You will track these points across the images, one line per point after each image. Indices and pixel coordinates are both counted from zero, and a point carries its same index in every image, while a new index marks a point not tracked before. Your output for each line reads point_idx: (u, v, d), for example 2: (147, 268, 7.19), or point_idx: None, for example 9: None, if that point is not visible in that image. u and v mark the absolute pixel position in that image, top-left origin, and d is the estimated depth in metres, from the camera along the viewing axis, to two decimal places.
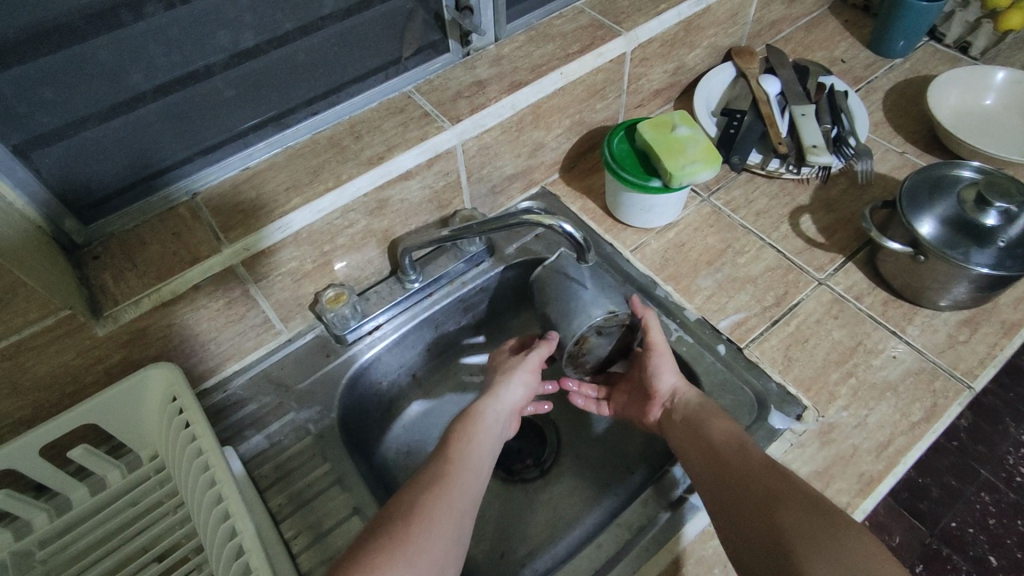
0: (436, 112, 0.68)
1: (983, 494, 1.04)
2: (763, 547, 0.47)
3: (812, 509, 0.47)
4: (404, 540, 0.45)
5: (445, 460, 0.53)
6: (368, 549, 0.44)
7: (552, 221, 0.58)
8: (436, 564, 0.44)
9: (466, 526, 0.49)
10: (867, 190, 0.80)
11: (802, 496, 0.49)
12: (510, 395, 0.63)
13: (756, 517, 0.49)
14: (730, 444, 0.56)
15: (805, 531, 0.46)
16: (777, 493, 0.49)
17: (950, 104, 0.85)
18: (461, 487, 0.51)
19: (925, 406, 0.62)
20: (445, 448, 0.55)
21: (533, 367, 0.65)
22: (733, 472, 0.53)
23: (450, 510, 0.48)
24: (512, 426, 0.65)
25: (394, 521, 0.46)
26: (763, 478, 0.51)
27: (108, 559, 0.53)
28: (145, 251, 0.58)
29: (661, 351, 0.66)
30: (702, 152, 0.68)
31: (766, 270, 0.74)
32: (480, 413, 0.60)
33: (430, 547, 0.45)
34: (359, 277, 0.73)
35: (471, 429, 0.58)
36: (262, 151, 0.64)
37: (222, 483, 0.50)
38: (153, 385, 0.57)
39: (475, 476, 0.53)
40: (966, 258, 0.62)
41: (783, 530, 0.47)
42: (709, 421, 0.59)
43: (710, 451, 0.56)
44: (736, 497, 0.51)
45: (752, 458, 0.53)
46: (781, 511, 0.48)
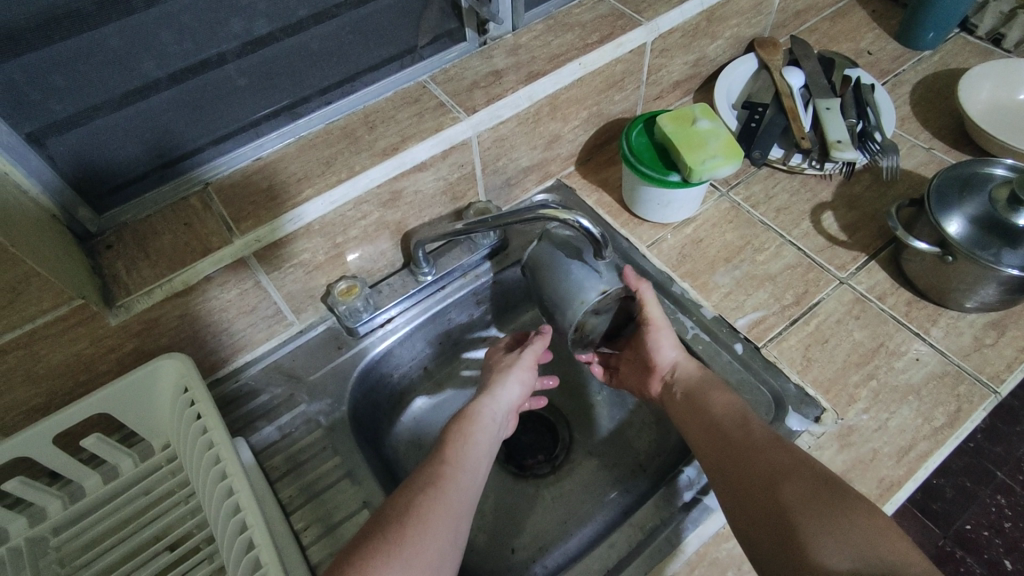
0: (451, 102, 0.67)
1: (998, 497, 1.03)
2: (766, 524, 0.47)
3: (818, 484, 0.47)
4: (400, 540, 0.44)
5: (440, 461, 0.53)
6: (364, 549, 0.43)
7: (569, 216, 0.56)
8: (433, 565, 0.44)
9: (463, 528, 0.48)
10: (892, 187, 0.78)
11: (807, 471, 0.48)
12: (508, 395, 0.62)
13: (759, 493, 0.48)
14: (734, 419, 0.55)
15: (810, 507, 0.45)
16: (782, 469, 0.49)
17: (982, 98, 0.82)
18: (457, 486, 0.50)
19: (948, 410, 0.61)
20: (440, 449, 0.54)
21: (529, 364, 0.65)
22: (738, 448, 0.52)
23: (445, 511, 0.48)
24: (512, 424, 0.64)
25: (391, 519, 0.46)
26: (769, 452, 0.51)
27: (121, 548, 0.53)
28: (157, 241, 0.57)
29: (658, 326, 0.64)
30: (724, 147, 0.66)
31: (786, 268, 0.72)
32: (477, 412, 0.59)
33: (427, 547, 0.45)
34: (371, 269, 0.72)
35: (468, 428, 0.57)
36: (274, 142, 0.64)
37: (232, 476, 0.50)
38: (165, 376, 0.57)
39: (472, 476, 0.52)
40: (997, 258, 0.60)
41: (787, 507, 0.46)
42: (713, 397, 0.58)
43: (715, 429, 0.56)
44: (740, 471, 0.51)
45: (756, 433, 0.53)
46: (786, 486, 0.47)
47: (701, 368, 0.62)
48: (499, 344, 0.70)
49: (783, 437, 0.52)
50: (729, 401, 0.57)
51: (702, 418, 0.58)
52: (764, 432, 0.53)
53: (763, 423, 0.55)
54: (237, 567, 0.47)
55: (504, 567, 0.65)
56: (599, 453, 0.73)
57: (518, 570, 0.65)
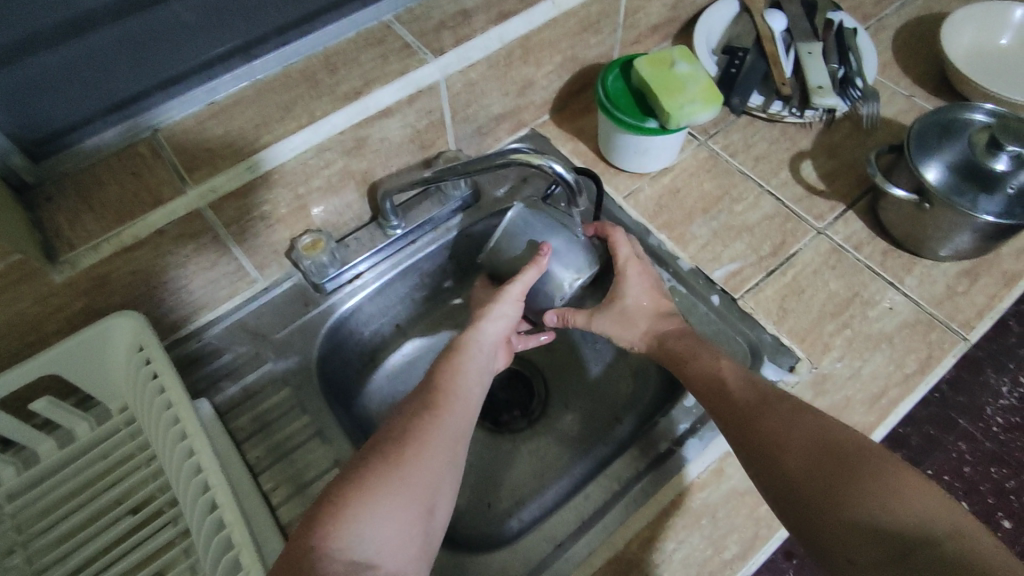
0: (417, 43, 0.63)
1: (961, 443, 1.06)
2: (775, 495, 0.45)
3: (821, 448, 0.44)
4: (396, 461, 0.43)
5: (432, 390, 0.50)
6: (356, 473, 0.42)
7: (541, 161, 0.54)
8: (432, 485, 0.43)
9: (461, 453, 0.47)
10: (872, 134, 0.77)
11: (812, 435, 0.45)
12: (495, 327, 0.59)
13: (761, 461, 0.46)
14: (714, 386, 0.52)
15: (817, 480, 0.43)
16: (780, 433, 0.46)
17: (963, 44, 0.81)
18: (452, 414, 0.48)
19: (919, 357, 0.61)
20: (431, 379, 0.52)
21: (516, 296, 0.61)
22: (739, 413, 0.49)
23: (440, 435, 0.46)
24: (501, 357, 0.61)
25: (381, 444, 0.45)
26: (768, 417, 0.48)
27: (80, 513, 0.51)
28: (103, 192, 0.53)
29: (603, 331, 0.64)
30: (702, 91, 0.64)
31: (764, 218, 0.71)
32: (465, 343, 0.56)
33: (426, 468, 0.43)
34: (337, 223, 0.69)
35: (458, 359, 0.54)
36: (228, 85, 0.58)
37: (193, 436, 0.49)
38: (119, 335, 0.54)
39: (465, 412, 0.50)
40: (972, 205, 0.59)
41: (794, 479, 0.44)
42: (701, 355, 0.56)
43: (711, 393, 0.52)
44: (740, 439, 0.49)
45: (740, 397, 0.50)
46: (792, 458, 0.45)
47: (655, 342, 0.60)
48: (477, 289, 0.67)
49: (767, 394, 0.50)
50: (717, 364, 0.54)
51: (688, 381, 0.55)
52: (746, 386, 0.51)
53: (740, 373, 0.53)
54: (201, 529, 0.46)
55: (481, 522, 0.65)
56: (575, 406, 0.73)
57: (495, 524, 0.65)
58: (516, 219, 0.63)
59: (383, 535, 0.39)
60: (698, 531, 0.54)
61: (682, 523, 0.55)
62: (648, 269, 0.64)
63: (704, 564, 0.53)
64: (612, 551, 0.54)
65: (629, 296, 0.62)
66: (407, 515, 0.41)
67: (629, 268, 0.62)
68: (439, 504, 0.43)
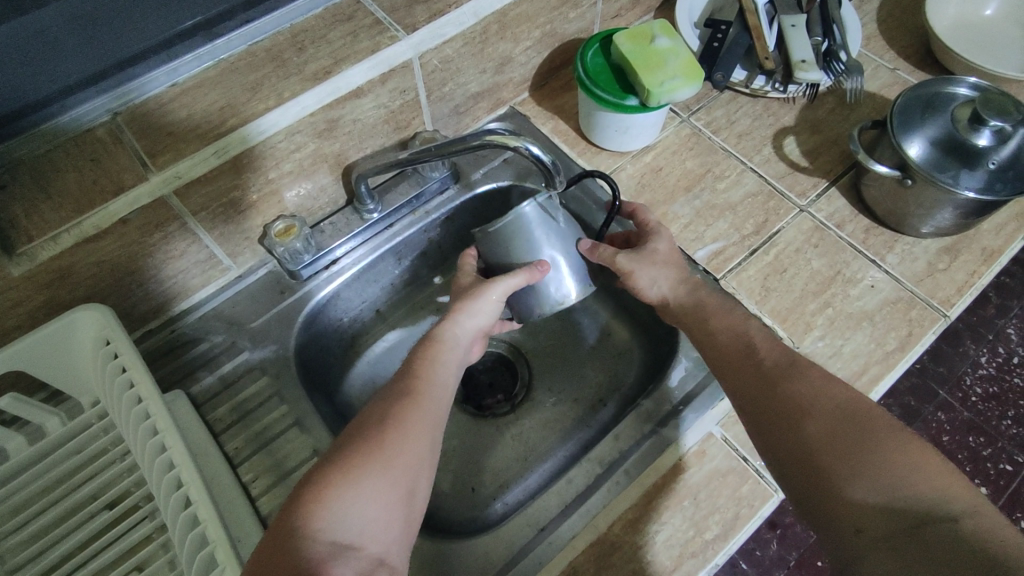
0: (389, 19, 0.60)
1: (938, 413, 1.16)
2: (785, 462, 0.45)
3: (844, 420, 0.44)
4: (380, 445, 0.42)
5: (412, 374, 0.49)
6: (341, 454, 0.41)
7: (517, 143, 0.52)
8: (413, 468, 0.42)
9: (439, 437, 0.46)
10: (856, 109, 0.76)
11: (832, 404, 0.45)
12: (474, 321, 0.55)
13: (777, 428, 0.46)
14: (739, 350, 0.52)
15: (836, 449, 0.42)
16: (806, 401, 0.46)
17: (948, 15, 0.79)
18: (433, 398, 0.47)
19: (900, 335, 0.61)
20: (409, 365, 0.50)
21: (499, 294, 0.55)
22: (758, 377, 0.49)
23: (426, 417, 0.45)
24: (474, 349, 0.58)
25: (369, 426, 0.43)
26: (789, 382, 0.47)
27: (51, 511, 0.49)
28: (61, 179, 0.50)
29: (632, 272, 0.59)
30: (683, 67, 0.62)
31: (747, 196, 0.70)
32: (441, 335, 0.53)
33: (406, 450, 0.42)
34: (311, 208, 0.67)
35: (435, 350, 0.52)
36: (190, 65, 0.54)
37: (165, 432, 0.48)
38: (84, 329, 0.53)
39: (445, 396, 0.49)
40: (954, 181, 0.59)
41: (811, 447, 0.44)
42: (733, 320, 0.55)
43: (729, 358, 0.52)
44: (758, 404, 0.48)
45: (767, 360, 0.50)
46: (811, 425, 0.44)
47: (690, 288, 0.58)
48: (463, 270, 0.60)
49: (797, 360, 0.49)
50: (739, 329, 0.54)
51: (706, 346, 0.55)
52: (774, 351, 0.51)
53: (766, 338, 0.52)
54: (175, 526, 0.45)
55: (466, 506, 0.65)
56: (559, 389, 0.72)
57: (480, 508, 0.65)
58: (530, 216, 0.56)
59: (366, 519, 0.38)
60: (680, 512, 0.55)
61: (665, 504, 0.55)
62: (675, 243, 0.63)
63: (686, 544, 0.53)
64: (594, 534, 0.54)
65: (663, 246, 0.60)
66: (388, 498, 0.40)
67: (663, 229, 0.62)
68: (419, 489, 0.42)
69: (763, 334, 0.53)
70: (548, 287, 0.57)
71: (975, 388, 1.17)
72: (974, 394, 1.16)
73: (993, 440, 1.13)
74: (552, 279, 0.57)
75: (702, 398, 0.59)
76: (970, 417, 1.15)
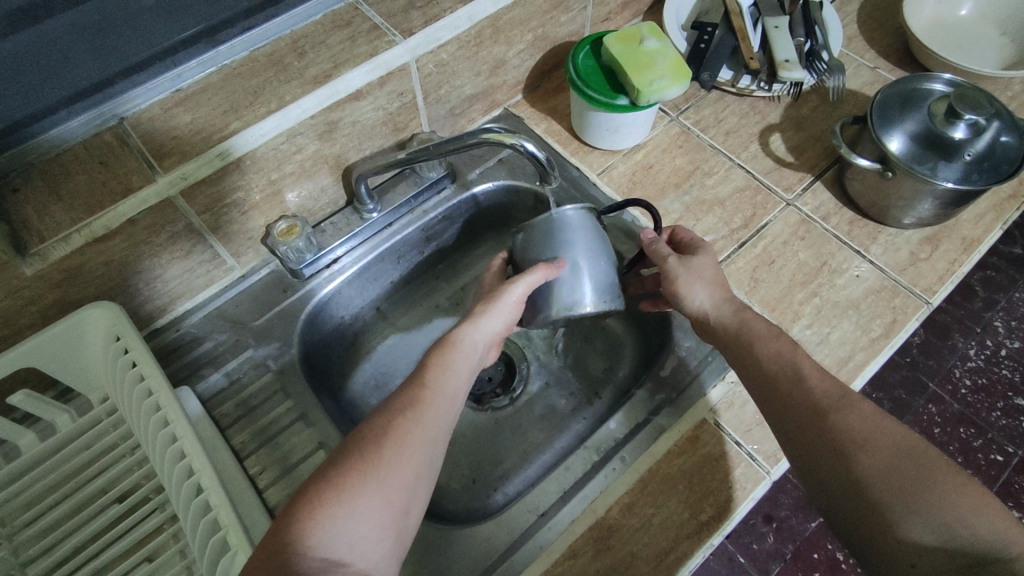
0: (386, 25, 0.62)
1: (929, 406, 1.19)
2: (835, 490, 0.45)
3: (904, 457, 0.43)
4: (374, 463, 0.42)
5: (420, 384, 0.48)
6: (337, 469, 0.42)
7: (514, 140, 0.54)
8: (408, 488, 0.43)
9: (439, 451, 0.46)
10: (838, 107, 0.78)
11: (888, 439, 0.44)
12: (492, 325, 0.55)
13: (828, 458, 0.45)
14: (789, 374, 0.50)
15: (893, 487, 0.42)
16: (859, 433, 0.45)
17: (925, 16, 0.82)
18: (435, 412, 0.47)
19: (884, 322, 0.64)
20: (419, 371, 0.50)
21: (517, 298, 0.56)
22: (804, 404, 0.48)
23: (423, 439, 0.45)
24: (489, 354, 0.58)
25: (365, 441, 0.44)
26: (839, 411, 0.46)
27: (63, 505, 0.50)
28: (72, 182, 0.51)
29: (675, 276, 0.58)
30: (671, 66, 0.65)
31: (735, 192, 0.72)
32: (457, 339, 0.52)
33: (402, 467, 0.43)
34: (312, 208, 0.69)
35: (448, 355, 0.51)
36: (194, 71, 0.57)
37: (176, 423, 0.49)
38: (94, 326, 0.54)
39: (450, 405, 0.49)
40: (932, 173, 0.61)
41: (864, 483, 0.43)
42: (783, 345, 0.52)
43: (770, 381, 0.51)
44: (807, 434, 0.47)
45: (815, 388, 0.48)
46: (863, 459, 0.44)
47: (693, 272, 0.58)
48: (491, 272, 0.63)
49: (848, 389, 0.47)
50: (783, 351, 0.51)
51: (752, 371, 0.52)
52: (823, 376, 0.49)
53: (816, 364, 0.50)
54: (187, 512, 0.47)
55: (467, 497, 0.66)
56: (557, 382, 0.74)
57: (480, 499, 0.66)
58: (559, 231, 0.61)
59: (357, 535, 0.40)
60: (675, 496, 0.56)
61: (660, 489, 0.57)
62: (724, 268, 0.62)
63: (682, 526, 0.55)
64: (593, 519, 0.55)
65: (711, 264, 0.59)
66: (380, 515, 0.41)
67: (712, 250, 0.61)
68: (414, 506, 0.44)
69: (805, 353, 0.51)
70: (560, 290, 0.57)
71: (964, 381, 1.20)
72: (963, 386, 1.19)
73: (983, 431, 1.16)
74: (566, 282, 0.57)
75: (696, 385, 0.62)
76: (961, 408, 1.18)
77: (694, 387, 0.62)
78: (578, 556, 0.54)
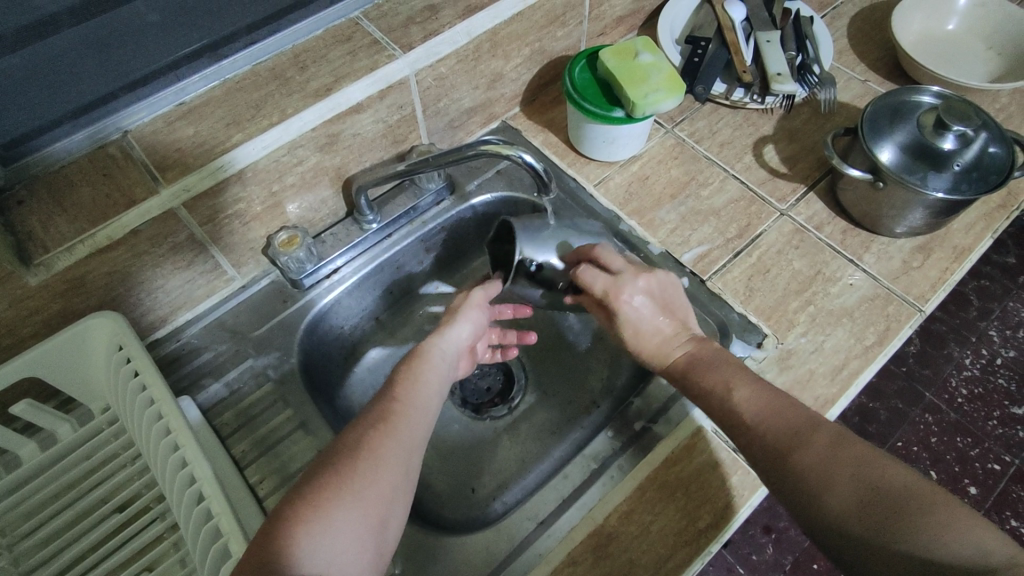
0: (386, 39, 0.63)
1: (925, 415, 1.20)
2: (811, 526, 0.45)
3: (865, 481, 0.43)
4: (350, 475, 0.43)
5: (389, 399, 0.49)
6: (312, 484, 0.42)
7: (512, 151, 0.55)
8: (385, 498, 0.43)
9: (414, 463, 0.47)
10: (830, 119, 0.80)
11: (850, 467, 0.44)
12: (458, 332, 0.57)
13: (799, 500, 0.46)
14: (741, 421, 0.51)
15: (866, 516, 0.42)
16: (819, 466, 0.45)
17: (914, 30, 0.84)
18: (408, 424, 0.48)
19: (878, 329, 0.64)
20: (388, 387, 0.51)
21: (480, 301, 0.59)
22: (762, 447, 0.49)
23: (398, 449, 0.45)
24: (461, 366, 0.59)
25: (339, 457, 0.44)
26: (794, 449, 0.47)
27: (64, 514, 0.51)
28: (76, 193, 0.52)
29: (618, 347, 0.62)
30: (665, 80, 0.66)
31: (729, 202, 0.73)
32: (425, 351, 0.54)
33: (378, 480, 0.43)
34: (313, 219, 0.70)
35: (416, 368, 0.52)
36: (197, 85, 0.58)
37: (177, 431, 0.50)
38: (97, 336, 0.55)
39: (424, 416, 0.50)
40: (923, 182, 0.63)
41: (837, 518, 0.43)
42: (734, 388, 0.52)
43: (730, 429, 0.52)
44: (771, 473, 0.48)
45: (768, 432, 0.49)
46: (829, 496, 0.44)
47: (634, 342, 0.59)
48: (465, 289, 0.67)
49: (800, 425, 0.48)
50: (743, 392, 0.52)
51: (718, 414, 0.53)
52: (775, 416, 0.50)
53: (768, 401, 0.51)
54: (189, 521, 0.47)
55: (467, 506, 0.66)
56: (554, 391, 0.75)
57: (479, 508, 0.66)
58: (533, 241, 0.62)
59: (337, 547, 0.39)
60: (673, 503, 0.56)
61: (658, 496, 0.57)
62: (675, 306, 0.59)
63: (680, 533, 0.55)
64: (591, 526, 0.56)
65: (656, 337, 0.58)
66: (358, 526, 0.41)
67: (657, 311, 0.58)
68: (390, 518, 0.43)
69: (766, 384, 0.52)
70: None
71: (960, 390, 1.21)
72: (960, 395, 1.21)
73: (981, 440, 1.17)
74: None
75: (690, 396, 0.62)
76: (958, 417, 1.19)
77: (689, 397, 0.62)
78: (578, 563, 0.54)
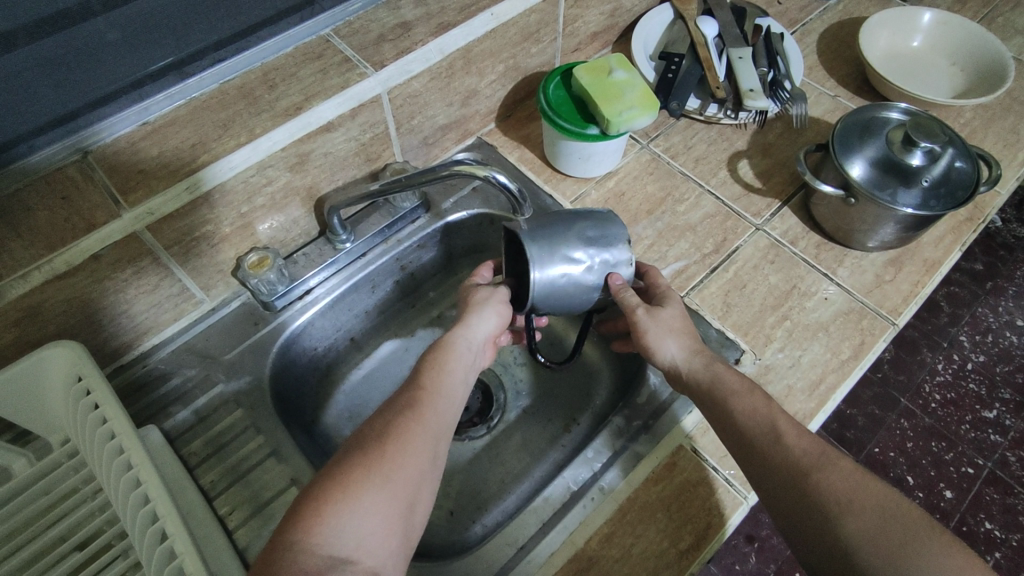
0: (357, 57, 0.62)
1: (901, 420, 1.22)
2: (817, 550, 0.44)
3: (880, 514, 0.43)
4: (379, 459, 0.42)
5: (416, 386, 0.49)
6: (341, 469, 0.42)
7: (485, 172, 0.54)
8: (414, 481, 0.43)
9: (443, 449, 0.46)
10: (802, 134, 0.81)
11: (870, 498, 0.43)
12: (484, 325, 0.54)
13: (812, 521, 0.44)
14: (765, 432, 0.48)
15: (879, 549, 0.41)
16: (842, 492, 0.44)
17: (880, 47, 0.86)
18: (435, 410, 0.47)
19: (853, 343, 0.65)
20: (416, 374, 0.50)
21: (507, 295, 0.57)
22: (780, 464, 0.47)
23: (424, 434, 0.45)
24: (488, 355, 0.57)
25: (368, 443, 0.43)
26: (815, 471, 0.45)
27: (16, 556, 0.47)
28: (31, 219, 0.49)
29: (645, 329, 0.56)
30: (639, 97, 0.66)
31: (705, 218, 0.74)
32: (452, 340, 0.52)
33: (407, 464, 0.43)
34: (284, 240, 0.69)
35: (441, 357, 0.51)
36: (161, 105, 0.55)
37: (140, 466, 0.48)
38: (54, 367, 0.52)
39: (451, 403, 0.49)
40: (893, 199, 0.63)
41: (849, 545, 0.42)
42: (731, 400, 0.51)
43: (743, 440, 0.49)
44: (787, 490, 0.46)
45: (794, 449, 0.47)
46: (846, 522, 0.43)
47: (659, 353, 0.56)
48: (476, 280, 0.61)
49: (825, 448, 0.46)
50: (751, 404, 0.50)
51: (724, 425, 0.51)
52: (800, 436, 0.47)
53: (793, 423, 0.49)
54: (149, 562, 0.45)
55: (446, 532, 0.65)
56: (534, 409, 0.74)
57: (458, 532, 0.65)
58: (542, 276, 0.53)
59: (364, 530, 0.39)
60: (654, 524, 0.56)
61: (639, 517, 0.56)
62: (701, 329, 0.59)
63: (661, 555, 0.54)
64: (572, 551, 0.55)
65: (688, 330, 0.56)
66: (387, 510, 0.41)
67: (677, 332, 0.56)
68: (419, 503, 0.43)
69: (780, 405, 0.50)
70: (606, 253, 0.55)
71: (934, 395, 1.23)
72: (934, 400, 1.22)
73: (954, 444, 1.18)
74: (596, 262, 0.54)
75: (671, 412, 0.62)
76: (932, 422, 1.21)
77: (668, 416, 0.62)
78: None
